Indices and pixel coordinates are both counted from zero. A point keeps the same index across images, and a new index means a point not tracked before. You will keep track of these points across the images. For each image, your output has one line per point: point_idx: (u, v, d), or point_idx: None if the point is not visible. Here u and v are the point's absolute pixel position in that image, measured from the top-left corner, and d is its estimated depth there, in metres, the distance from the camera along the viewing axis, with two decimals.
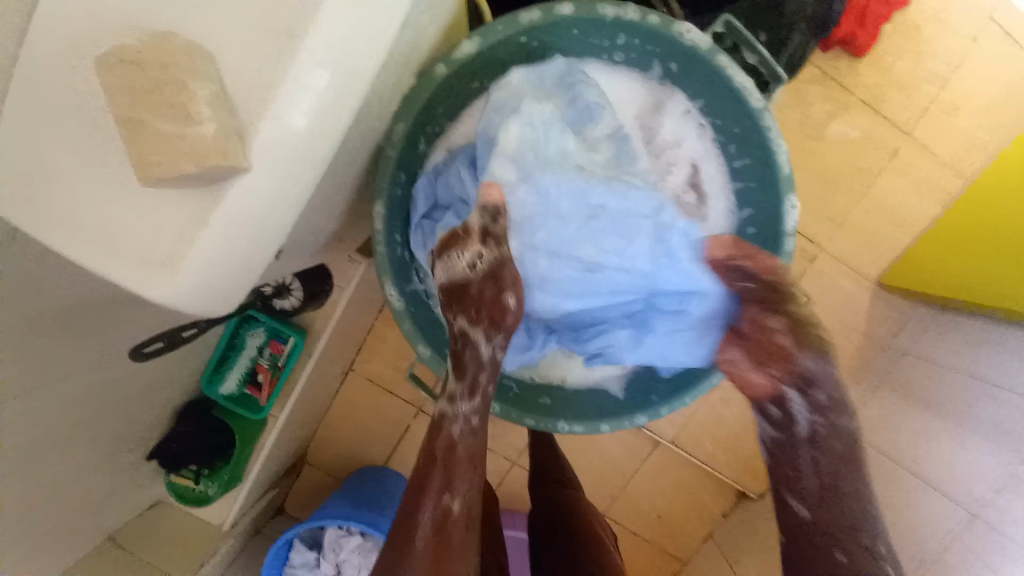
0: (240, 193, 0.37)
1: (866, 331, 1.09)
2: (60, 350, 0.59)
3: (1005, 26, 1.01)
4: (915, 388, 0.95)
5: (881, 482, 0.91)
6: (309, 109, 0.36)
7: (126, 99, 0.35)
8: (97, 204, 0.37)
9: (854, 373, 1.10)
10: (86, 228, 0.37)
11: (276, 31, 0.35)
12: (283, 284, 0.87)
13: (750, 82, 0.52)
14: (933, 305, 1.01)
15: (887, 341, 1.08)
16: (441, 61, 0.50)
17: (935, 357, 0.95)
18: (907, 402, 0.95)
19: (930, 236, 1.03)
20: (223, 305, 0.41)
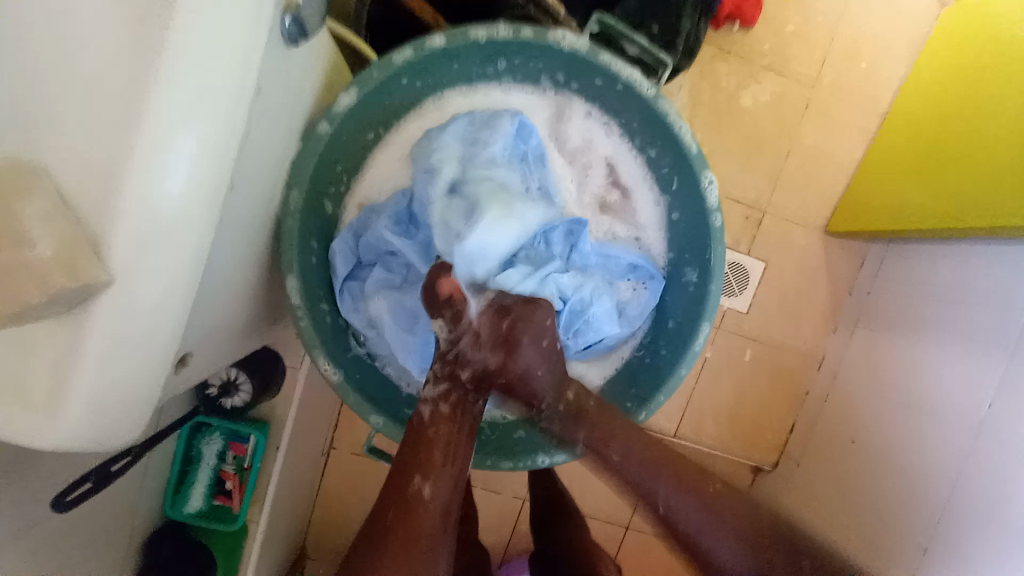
0: (107, 309, 0.33)
1: (830, 278, 1.10)
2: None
3: None
4: (889, 323, 0.96)
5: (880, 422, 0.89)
6: (175, 173, 0.33)
7: None
8: None
9: (829, 323, 1.10)
10: None
11: (105, 126, 0.32)
12: (229, 379, 0.81)
13: (637, 71, 0.52)
14: (882, 240, 1.03)
15: (851, 284, 1.09)
16: (323, 118, 0.48)
17: (904, 286, 0.96)
18: (887, 339, 0.95)
19: (862, 175, 1.05)
20: (119, 434, 0.35)
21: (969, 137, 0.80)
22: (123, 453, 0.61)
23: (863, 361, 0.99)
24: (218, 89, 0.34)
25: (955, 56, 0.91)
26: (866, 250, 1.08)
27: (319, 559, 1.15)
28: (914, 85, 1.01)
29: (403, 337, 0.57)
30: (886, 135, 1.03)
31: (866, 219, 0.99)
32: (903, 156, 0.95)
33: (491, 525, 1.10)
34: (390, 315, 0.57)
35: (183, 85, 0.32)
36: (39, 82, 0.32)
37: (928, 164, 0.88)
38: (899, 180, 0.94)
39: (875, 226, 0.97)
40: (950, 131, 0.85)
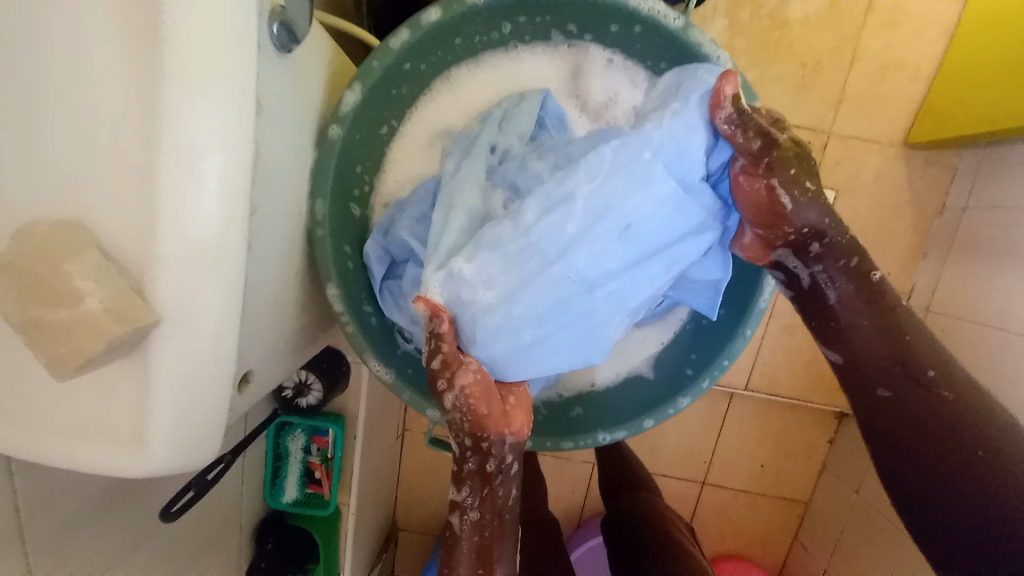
0: (164, 345, 0.34)
1: (914, 198, 0.97)
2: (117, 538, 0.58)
3: None
4: (993, 241, 0.84)
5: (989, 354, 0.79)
6: (206, 197, 0.33)
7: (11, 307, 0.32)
8: (40, 410, 0.36)
9: (917, 249, 0.98)
10: (39, 439, 0.36)
11: (132, 171, 0.33)
12: (301, 382, 0.87)
13: (660, 4, 0.48)
14: (978, 146, 0.88)
15: (941, 201, 0.96)
16: (333, 122, 0.47)
17: (1009, 195, 0.82)
18: (990, 260, 0.83)
19: (945, 73, 0.90)
20: (200, 457, 0.38)
21: None
22: (216, 462, 0.66)
23: (963, 288, 0.87)
24: (228, 111, 0.33)
25: None
26: (957, 159, 0.94)
27: (409, 530, 1.24)
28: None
29: (492, 337, 0.49)
30: (972, 18, 0.87)
31: (953, 126, 0.85)
32: (992, 42, 0.80)
33: (565, 491, 1.13)
34: None
35: (190, 115, 0.32)
36: (65, 145, 0.34)
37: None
38: (988, 74, 0.79)
39: (963, 133, 0.83)
40: None
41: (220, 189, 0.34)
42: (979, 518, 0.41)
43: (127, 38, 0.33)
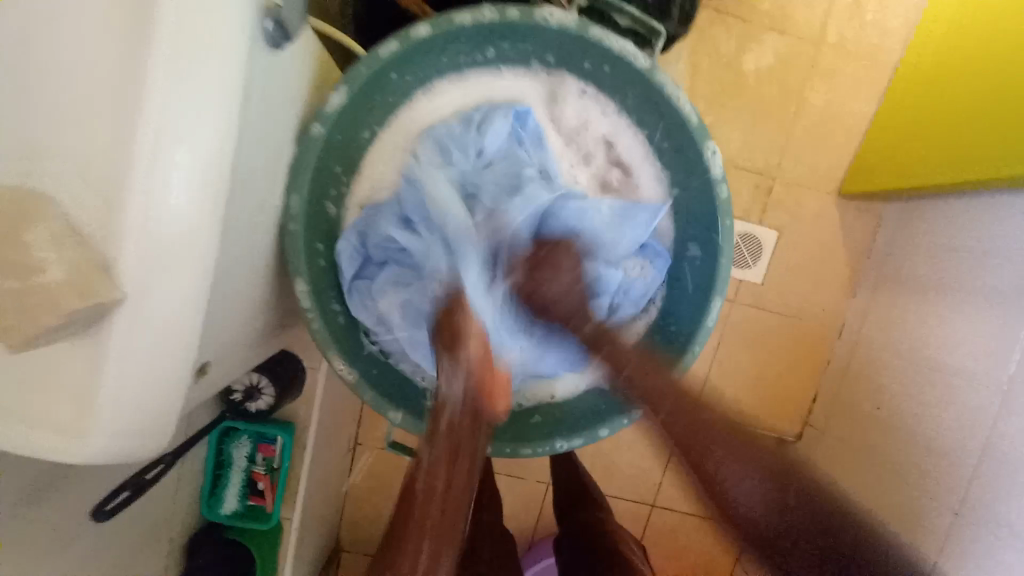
0: (122, 325, 0.34)
1: (847, 241, 1.07)
2: (40, 539, 0.53)
3: None
4: (911, 282, 0.94)
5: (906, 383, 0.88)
6: (179, 181, 0.33)
7: None
8: None
9: (848, 287, 1.08)
10: None
11: (109, 148, 0.33)
12: (252, 385, 0.84)
13: (629, 43, 0.52)
14: (899, 197, 1.00)
15: (869, 246, 1.07)
16: (314, 121, 0.48)
17: (922, 243, 0.93)
18: (908, 299, 0.93)
19: (874, 133, 1.02)
20: (151, 445, 0.37)
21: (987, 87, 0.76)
22: (156, 461, 0.64)
23: (886, 324, 0.97)
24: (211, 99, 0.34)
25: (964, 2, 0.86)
26: (882, 210, 1.05)
27: (353, 551, 1.18)
28: (928, 30, 0.96)
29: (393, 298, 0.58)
30: (900, 88, 0.99)
31: (880, 179, 0.96)
32: (918, 111, 0.92)
33: (517, 510, 1.12)
34: (400, 312, 0.58)
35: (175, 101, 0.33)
36: (41, 116, 0.33)
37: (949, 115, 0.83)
38: (915, 138, 0.90)
39: (889, 185, 0.94)
40: (966, 81, 0.81)
41: (194, 175, 0.34)
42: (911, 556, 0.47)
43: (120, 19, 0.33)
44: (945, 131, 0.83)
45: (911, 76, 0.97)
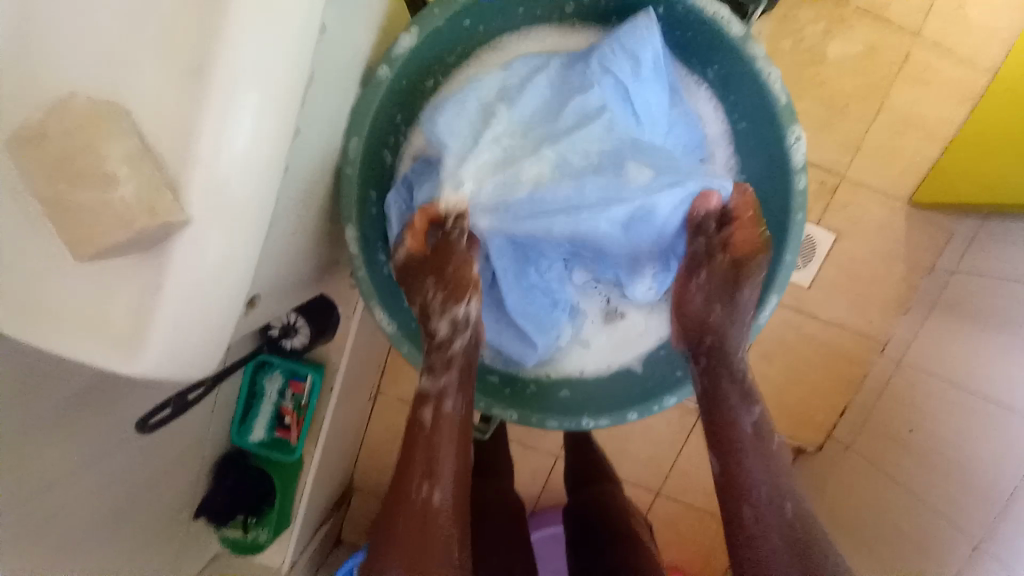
0: (184, 247, 0.34)
1: (908, 254, 1.00)
2: (91, 437, 0.57)
3: None
4: (973, 305, 0.87)
5: (946, 409, 0.83)
6: (248, 111, 0.33)
7: (42, 178, 0.32)
8: (40, 289, 0.35)
9: (901, 303, 1.02)
10: (34, 319, 0.35)
11: (183, 68, 0.33)
12: (288, 323, 0.87)
13: (723, 10, 0.48)
14: (977, 214, 0.92)
15: (932, 262, 1.00)
16: (383, 62, 0.47)
17: (992, 266, 0.86)
18: (966, 322, 0.87)
19: (955, 144, 0.94)
20: (202, 367, 0.38)
21: None
22: (197, 383, 0.66)
23: (937, 346, 0.91)
24: (291, 29, 0.33)
25: None
26: (955, 225, 0.97)
27: (364, 494, 1.23)
28: None
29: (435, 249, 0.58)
30: (994, 96, 0.91)
31: (954, 193, 0.89)
32: (1009, 122, 0.84)
33: (524, 478, 1.14)
34: None
35: (256, 27, 0.32)
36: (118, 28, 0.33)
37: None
38: (1000, 152, 0.83)
39: (966, 201, 0.87)
40: None
41: (265, 107, 0.33)
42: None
43: None
44: None
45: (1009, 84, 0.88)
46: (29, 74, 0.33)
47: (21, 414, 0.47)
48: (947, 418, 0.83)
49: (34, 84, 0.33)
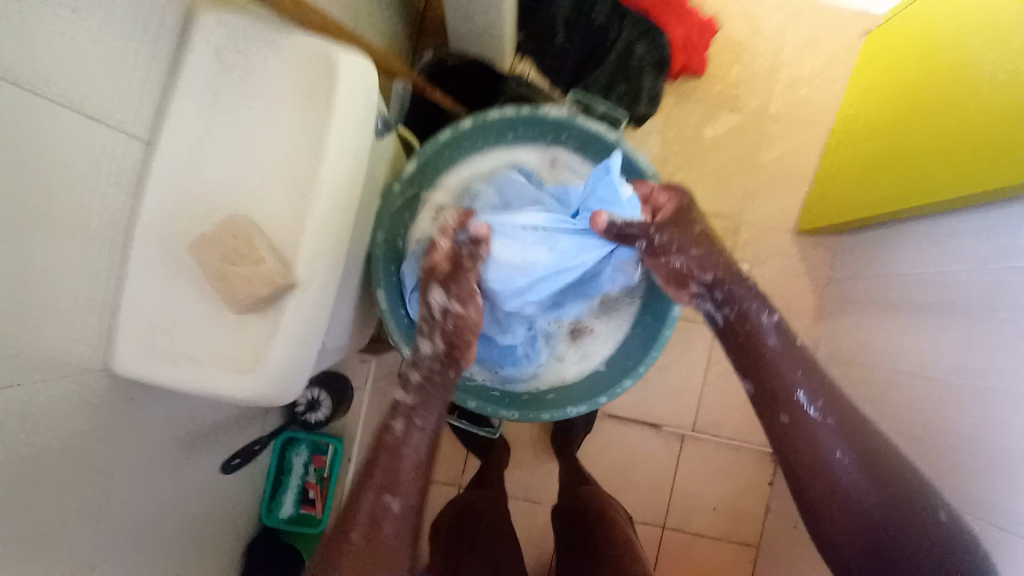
0: (294, 301, 0.53)
1: (809, 272, 1.30)
2: (151, 496, 0.68)
3: (799, 18, 1.33)
4: (864, 300, 1.15)
5: (875, 383, 1.05)
6: (327, 214, 0.54)
7: (215, 263, 0.52)
8: (195, 338, 0.53)
9: (815, 311, 1.29)
10: (189, 358, 0.53)
11: (294, 190, 0.54)
12: (313, 398, 1.02)
13: (605, 126, 0.77)
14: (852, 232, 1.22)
15: (828, 276, 1.29)
16: (394, 182, 0.72)
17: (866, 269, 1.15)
18: (863, 315, 1.15)
19: (825, 182, 1.25)
20: (287, 394, 0.55)
21: (918, 131, 0.95)
22: (255, 442, 0.91)
23: (851, 341, 1.16)
24: (352, 165, 0.56)
25: (887, 79, 1.12)
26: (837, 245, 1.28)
27: None
28: (852, 106, 1.24)
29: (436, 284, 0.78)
30: (837, 148, 1.25)
31: (841, 214, 1.15)
32: (860, 162, 1.14)
33: (538, 526, 1.23)
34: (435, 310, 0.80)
35: (336, 165, 0.54)
36: (252, 168, 0.54)
37: (894, 155, 1.01)
38: (868, 178, 1.09)
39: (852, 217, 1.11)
40: (904, 129, 1.00)
41: (333, 209, 0.55)
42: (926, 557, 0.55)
43: (309, 109, 0.53)
44: (892, 168, 1.01)
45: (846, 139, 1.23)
46: (203, 200, 0.53)
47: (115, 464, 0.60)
48: (876, 388, 1.05)
49: (208, 204, 0.53)
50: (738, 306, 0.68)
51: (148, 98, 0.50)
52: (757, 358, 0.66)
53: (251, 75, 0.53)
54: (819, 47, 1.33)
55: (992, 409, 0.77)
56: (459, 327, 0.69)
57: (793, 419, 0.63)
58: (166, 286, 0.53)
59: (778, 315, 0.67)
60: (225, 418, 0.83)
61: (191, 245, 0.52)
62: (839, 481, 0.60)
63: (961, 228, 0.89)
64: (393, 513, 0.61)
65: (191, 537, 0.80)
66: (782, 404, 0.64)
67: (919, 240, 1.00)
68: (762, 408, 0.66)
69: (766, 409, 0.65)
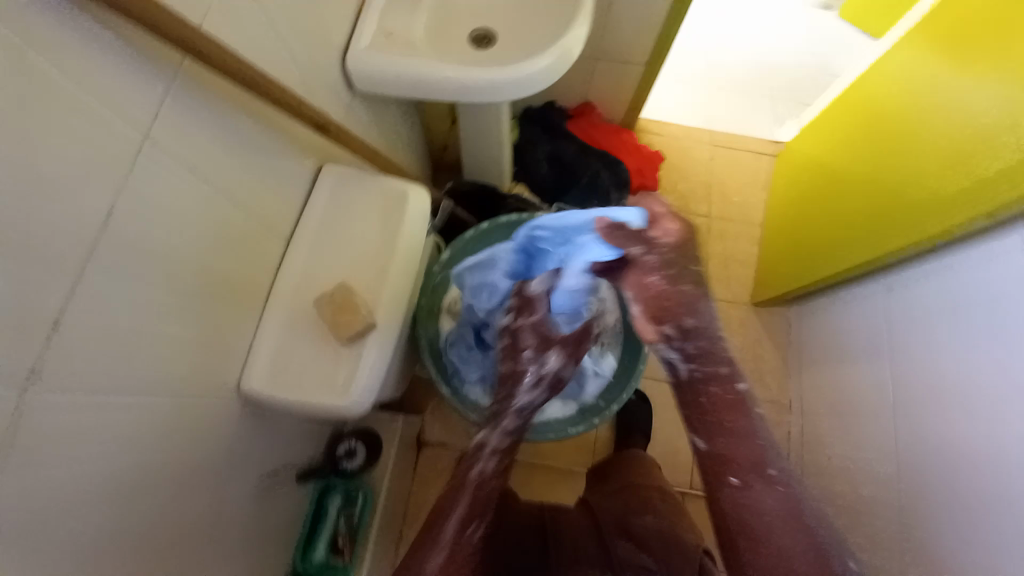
0: (376, 339, 0.80)
1: (773, 338, 1.58)
2: (238, 519, 0.83)
3: (722, 146, 1.79)
4: (826, 356, 1.41)
5: (847, 427, 1.25)
6: (398, 281, 0.83)
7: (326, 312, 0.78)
8: (306, 366, 0.78)
9: (783, 369, 1.54)
10: (299, 380, 0.77)
11: (376, 267, 0.84)
12: (350, 446, 1.18)
13: None
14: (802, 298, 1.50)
15: (788, 340, 1.57)
16: (435, 267, 1.06)
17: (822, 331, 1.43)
18: (825, 372, 1.40)
19: (784, 254, 1.50)
20: (366, 404, 0.78)
21: (875, 198, 1.17)
22: (324, 469, 1.13)
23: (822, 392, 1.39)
24: (412, 250, 0.86)
25: (821, 171, 1.42)
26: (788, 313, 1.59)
27: None
28: (784, 200, 1.60)
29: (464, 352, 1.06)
30: (782, 231, 1.56)
31: (816, 272, 1.33)
32: (813, 235, 1.38)
33: None
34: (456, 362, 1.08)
35: (407, 252, 0.85)
36: (349, 252, 0.84)
37: (858, 221, 1.21)
38: (832, 243, 1.29)
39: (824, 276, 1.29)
40: (859, 199, 1.23)
41: (403, 279, 0.84)
42: None
43: (391, 217, 0.86)
44: (855, 231, 1.21)
45: (789, 221, 1.53)
46: (317, 274, 0.81)
47: (229, 479, 0.78)
48: (848, 434, 1.25)
49: (322, 277, 0.82)
50: (708, 367, 0.82)
51: (292, 212, 0.81)
52: (709, 417, 0.80)
53: (352, 198, 0.86)
54: (742, 167, 1.77)
55: (924, 419, 0.99)
56: (542, 329, 1.00)
57: (740, 482, 0.75)
58: (290, 330, 0.78)
59: (756, 410, 0.80)
60: (288, 469, 0.99)
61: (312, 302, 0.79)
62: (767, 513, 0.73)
63: (877, 287, 1.20)
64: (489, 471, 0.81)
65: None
66: (714, 464, 0.78)
67: (850, 299, 1.30)
68: (712, 462, 0.78)
69: (717, 467, 0.77)
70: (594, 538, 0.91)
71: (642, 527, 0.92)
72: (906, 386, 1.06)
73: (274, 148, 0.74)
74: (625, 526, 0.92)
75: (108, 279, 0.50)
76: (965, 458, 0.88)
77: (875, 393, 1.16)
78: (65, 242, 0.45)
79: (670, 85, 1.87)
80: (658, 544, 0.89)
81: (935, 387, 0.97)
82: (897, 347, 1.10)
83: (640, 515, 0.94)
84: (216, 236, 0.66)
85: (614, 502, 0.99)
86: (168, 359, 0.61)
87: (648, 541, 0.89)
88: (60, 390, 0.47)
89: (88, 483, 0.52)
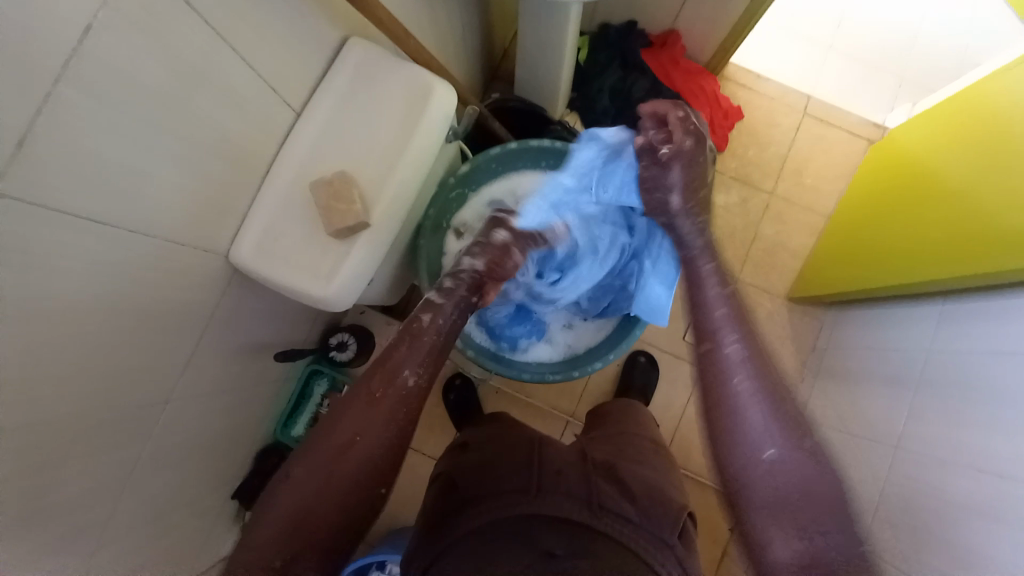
0: (364, 238, 0.78)
1: (797, 337, 1.47)
2: (217, 371, 0.88)
3: (814, 115, 1.55)
4: (843, 371, 1.32)
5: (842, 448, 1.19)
6: (399, 180, 0.79)
7: (323, 197, 0.75)
8: (293, 247, 0.77)
9: (797, 372, 1.45)
10: (281, 259, 0.76)
11: (381, 161, 0.79)
12: (343, 339, 1.22)
13: None
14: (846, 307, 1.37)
15: (813, 343, 1.46)
16: (451, 177, 1.00)
17: (853, 344, 1.32)
18: (837, 384, 1.33)
19: (836, 257, 1.36)
20: (346, 297, 0.78)
21: (960, 212, 1.00)
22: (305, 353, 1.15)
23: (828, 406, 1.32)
24: (420, 151, 0.80)
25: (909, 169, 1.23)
26: (822, 317, 1.47)
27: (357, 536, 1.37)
28: (854, 198, 1.42)
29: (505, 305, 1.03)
30: (843, 228, 1.39)
31: (867, 280, 1.20)
32: (875, 240, 1.23)
33: None
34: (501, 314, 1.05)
35: (414, 152, 0.79)
36: (356, 139, 0.79)
37: (931, 231, 1.06)
38: (895, 255, 1.14)
39: (876, 284, 1.17)
40: (941, 210, 1.06)
41: (405, 180, 0.79)
42: (789, 519, 0.60)
43: (410, 110, 0.79)
44: (925, 246, 1.06)
45: (855, 219, 1.36)
46: (320, 155, 0.78)
47: (209, 334, 0.81)
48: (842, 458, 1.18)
49: (326, 160, 0.78)
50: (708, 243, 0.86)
51: (307, 81, 0.76)
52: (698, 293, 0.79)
53: (371, 80, 0.78)
54: (830, 144, 1.54)
55: (929, 464, 0.93)
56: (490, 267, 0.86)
57: (716, 347, 0.72)
58: (284, 207, 0.76)
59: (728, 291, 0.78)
60: (274, 339, 1.03)
61: (309, 183, 0.77)
62: (745, 428, 0.65)
63: (932, 313, 1.06)
64: (410, 384, 0.70)
65: (218, 431, 0.98)
66: (705, 346, 0.73)
67: (887, 318, 1.20)
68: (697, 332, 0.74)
69: (696, 336, 0.74)
70: (579, 476, 0.73)
71: (631, 474, 0.76)
72: (915, 426, 1.00)
73: (297, 4, 0.66)
74: (613, 470, 0.75)
75: (80, 102, 0.47)
76: (975, 526, 0.81)
77: (878, 424, 1.11)
78: (28, 54, 0.41)
79: (775, 32, 1.59)
80: (645, 499, 0.71)
81: (945, 443, 0.92)
82: (916, 388, 1.03)
83: (631, 462, 0.79)
84: (220, 91, 0.62)
85: (604, 448, 0.84)
86: (152, 207, 0.60)
87: (632, 488, 0.72)
88: (26, 205, 0.46)
89: (55, 301, 0.54)
